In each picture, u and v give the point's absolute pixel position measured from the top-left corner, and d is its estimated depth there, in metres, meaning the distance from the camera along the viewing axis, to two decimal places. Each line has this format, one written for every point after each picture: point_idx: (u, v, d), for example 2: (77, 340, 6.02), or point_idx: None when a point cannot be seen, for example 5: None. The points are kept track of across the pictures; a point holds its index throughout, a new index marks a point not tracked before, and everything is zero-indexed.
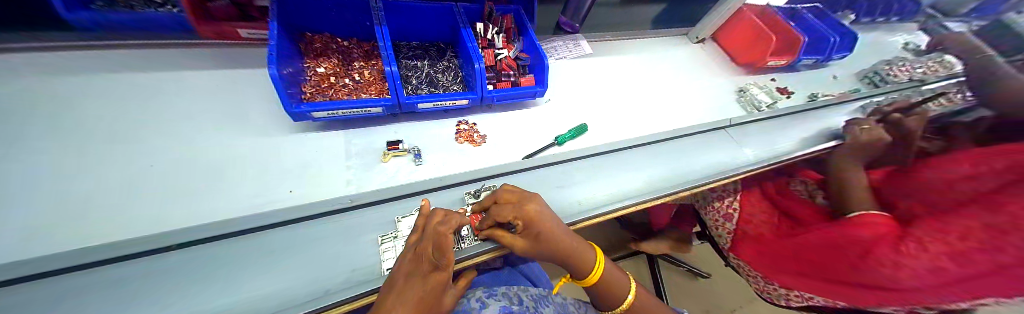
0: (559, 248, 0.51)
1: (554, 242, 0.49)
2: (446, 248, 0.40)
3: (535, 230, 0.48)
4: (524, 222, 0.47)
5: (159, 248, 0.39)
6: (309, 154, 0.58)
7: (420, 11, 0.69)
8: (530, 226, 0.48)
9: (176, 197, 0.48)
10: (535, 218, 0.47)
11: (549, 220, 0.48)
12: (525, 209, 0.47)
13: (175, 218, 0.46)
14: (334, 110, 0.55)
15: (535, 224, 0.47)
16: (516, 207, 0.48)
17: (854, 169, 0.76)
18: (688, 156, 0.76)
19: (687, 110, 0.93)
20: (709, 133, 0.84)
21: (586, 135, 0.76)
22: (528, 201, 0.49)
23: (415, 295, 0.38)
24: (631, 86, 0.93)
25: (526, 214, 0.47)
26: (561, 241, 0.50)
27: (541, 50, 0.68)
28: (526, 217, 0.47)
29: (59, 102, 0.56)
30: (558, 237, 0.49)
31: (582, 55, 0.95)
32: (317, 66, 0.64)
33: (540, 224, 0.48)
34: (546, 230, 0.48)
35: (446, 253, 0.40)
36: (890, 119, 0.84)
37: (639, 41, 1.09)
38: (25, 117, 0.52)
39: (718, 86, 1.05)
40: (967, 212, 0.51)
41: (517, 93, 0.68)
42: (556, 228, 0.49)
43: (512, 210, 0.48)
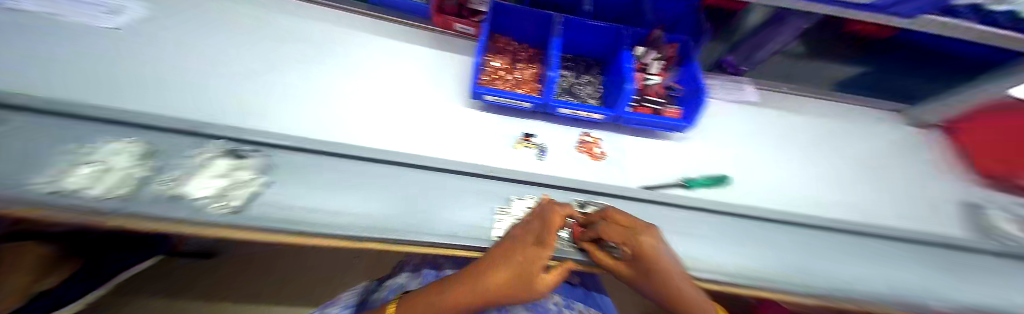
0: (667, 293, 0.45)
1: (666, 284, 0.44)
2: (549, 231, 0.44)
3: (645, 265, 0.44)
4: (632, 250, 0.45)
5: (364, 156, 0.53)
6: (464, 122, 0.70)
7: (589, 30, 0.75)
8: (640, 259, 0.44)
9: (379, 126, 0.66)
10: (646, 253, 0.43)
11: (663, 260, 0.43)
12: (638, 240, 0.44)
13: (375, 140, 0.63)
14: (498, 96, 0.65)
15: (645, 257, 0.44)
16: (626, 232, 0.46)
17: None
18: (858, 262, 0.58)
19: (864, 203, 0.72)
20: (906, 243, 0.62)
21: (720, 191, 0.67)
22: (642, 232, 0.45)
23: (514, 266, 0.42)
24: (787, 152, 0.77)
25: (637, 244, 0.44)
26: (674, 287, 0.44)
27: (701, 85, 0.62)
28: (637, 249, 0.44)
29: (326, 36, 0.80)
30: (671, 280, 0.44)
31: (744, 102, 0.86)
32: (493, 60, 0.76)
33: (653, 260, 0.43)
34: (657, 269, 0.43)
35: (550, 230, 0.44)
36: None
37: (810, 104, 0.91)
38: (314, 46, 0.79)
39: (922, 188, 0.78)
40: None
41: (655, 122, 0.65)
42: (670, 271, 0.44)
43: (621, 234, 0.46)
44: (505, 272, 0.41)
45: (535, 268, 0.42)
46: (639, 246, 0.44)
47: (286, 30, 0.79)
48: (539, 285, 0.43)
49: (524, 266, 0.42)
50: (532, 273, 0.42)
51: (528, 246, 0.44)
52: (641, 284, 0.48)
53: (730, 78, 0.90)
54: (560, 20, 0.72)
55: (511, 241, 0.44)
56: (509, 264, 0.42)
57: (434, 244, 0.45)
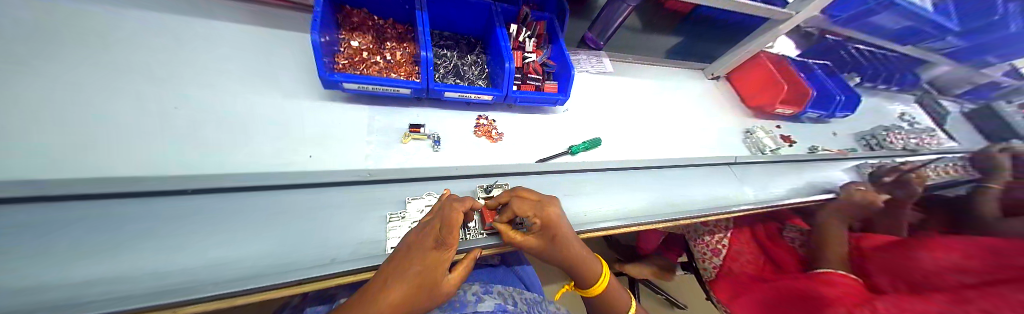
0: (568, 253, 0.50)
1: (566, 246, 0.49)
2: (454, 233, 0.41)
3: (550, 232, 0.48)
4: (541, 222, 0.46)
5: (176, 190, 0.40)
6: (334, 121, 0.59)
7: (459, 4, 0.70)
8: (548, 227, 0.47)
9: (198, 141, 0.48)
10: (552, 220, 0.46)
11: (566, 224, 0.48)
12: (546, 209, 0.47)
13: (194, 163, 0.46)
14: (362, 83, 0.55)
15: (551, 225, 0.47)
16: (536, 205, 0.47)
17: (833, 226, 0.78)
18: (689, 187, 0.77)
19: (693, 141, 0.96)
20: (714, 167, 0.86)
21: (599, 149, 0.78)
22: (549, 203, 0.48)
23: (414, 278, 0.39)
24: (646, 110, 0.95)
25: (546, 214, 0.46)
26: (571, 247, 0.49)
27: (569, 59, 0.69)
28: (545, 218, 0.46)
29: (87, 36, 0.55)
30: (572, 241, 0.49)
31: (606, 72, 0.98)
32: (352, 40, 0.64)
33: (559, 225, 0.47)
34: (561, 234, 0.47)
35: (451, 233, 0.41)
36: (882, 182, 0.87)
37: (660, 69, 1.13)
38: (59, 41, 0.53)
39: (727, 124, 1.09)
40: (932, 297, 0.50)
41: (538, 97, 0.69)
42: (569, 236, 0.49)
43: (531, 208, 0.46)
44: (406, 284, 0.38)
45: (438, 273, 0.41)
46: (549, 215, 0.46)
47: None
48: (444, 287, 0.42)
49: (425, 273, 0.40)
50: (437, 278, 0.41)
51: (430, 251, 0.42)
52: (548, 251, 0.51)
53: (594, 51, 1.03)
54: None
55: (408, 251, 0.41)
56: (408, 276, 0.39)
57: (302, 282, 0.38)
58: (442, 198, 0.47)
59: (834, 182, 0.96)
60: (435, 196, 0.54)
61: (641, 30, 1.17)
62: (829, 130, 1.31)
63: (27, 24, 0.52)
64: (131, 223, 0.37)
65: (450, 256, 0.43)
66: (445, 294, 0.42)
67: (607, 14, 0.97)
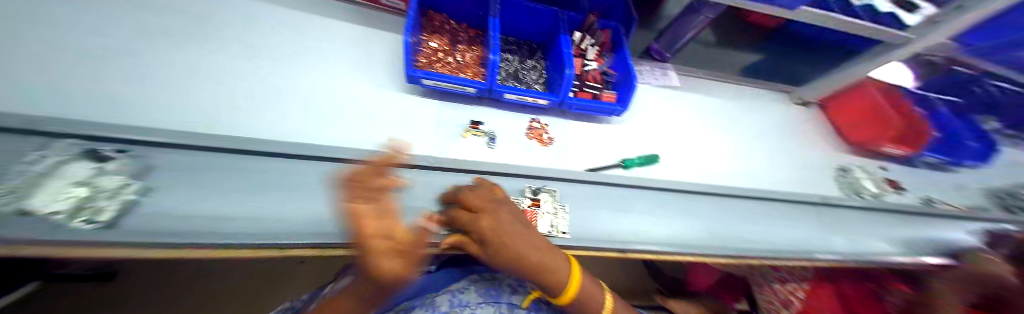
0: (523, 275, 0.43)
1: (513, 265, 0.42)
2: (468, 216, 0.42)
3: (493, 245, 0.41)
4: (478, 232, 0.41)
5: None
6: (406, 110, 0.65)
7: (529, 11, 0.73)
8: (489, 240, 0.41)
9: (304, 118, 0.57)
10: (486, 230, 0.40)
11: (506, 234, 0.41)
12: (481, 218, 0.41)
13: (298, 134, 0.55)
14: (437, 81, 0.61)
15: (490, 239, 0.41)
16: (471, 216, 0.41)
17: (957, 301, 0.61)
18: (760, 223, 0.68)
19: (767, 173, 0.84)
20: (795, 205, 0.75)
21: (655, 166, 0.73)
22: (483, 216, 0.41)
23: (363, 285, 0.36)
24: (711, 132, 0.87)
25: (477, 225, 0.40)
26: (529, 268, 0.42)
27: (631, 68, 0.66)
28: (477, 227, 0.41)
29: (229, 16, 0.67)
30: (516, 263, 0.41)
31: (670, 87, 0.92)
32: (430, 41, 0.71)
33: (494, 242, 0.41)
34: (503, 250, 0.41)
35: (480, 217, 0.41)
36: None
37: (731, 89, 1.03)
38: (212, 21, 0.64)
39: (812, 158, 0.94)
40: None
41: (597, 107, 0.67)
42: (516, 249, 0.41)
43: (468, 216, 0.42)
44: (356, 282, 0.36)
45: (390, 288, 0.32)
46: (479, 229, 0.41)
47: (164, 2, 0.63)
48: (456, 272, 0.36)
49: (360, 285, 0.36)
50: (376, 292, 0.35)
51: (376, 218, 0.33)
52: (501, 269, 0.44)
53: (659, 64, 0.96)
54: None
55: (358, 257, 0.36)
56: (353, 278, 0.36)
57: (372, 246, 0.40)
58: (476, 181, 0.48)
59: (959, 246, 0.77)
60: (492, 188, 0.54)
61: (713, 45, 1.07)
62: (951, 182, 1.07)
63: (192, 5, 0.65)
64: None
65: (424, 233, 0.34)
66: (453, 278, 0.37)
67: (682, 23, 0.90)
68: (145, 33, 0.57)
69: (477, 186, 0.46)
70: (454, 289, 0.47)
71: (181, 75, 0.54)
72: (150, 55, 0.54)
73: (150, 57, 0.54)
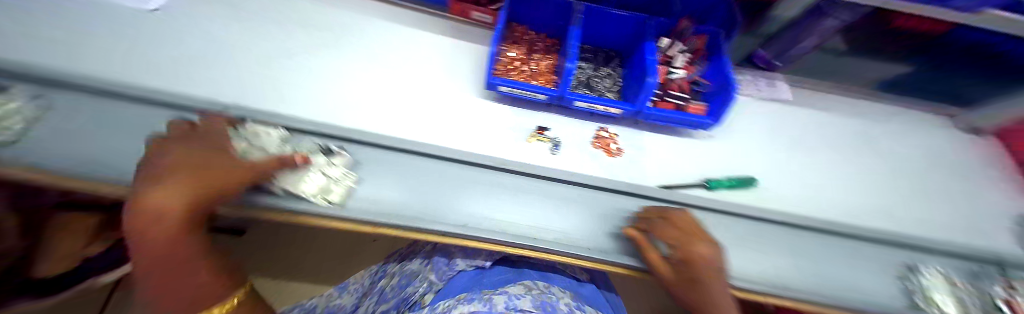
0: (703, 303, 0.42)
1: (703, 293, 0.42)
2: (689, 255, 0.43)
3: (689, 272, 0.43)
4: (683, 256, 0.44)
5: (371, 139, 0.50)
6: (480, 111, 0.68)
7: (613, 18, 0.70)
8: (695, 264, 0.43)
9: (395, 113, 0.63)
10: (694, 258, 0.43)
11: (714, 273, 0.42)
12: (701, 243, 0.44)
13: (391, 129, 0.60)
14: (516, 88, 0.64)
15: (705, 274, 0.42)
16: (693, 238, 0.45)
17: None
18: (896, 279, 0.53)
19: (913, 217, 0.65)
20: (956, 263, 0.57)
21: (745, 191, 0.62)
22: (697, 242, 0.44)
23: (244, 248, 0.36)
24: (826, 157, 0.71)
25: (697, 249, 0.44)
26: (714, 297, 0.41)
27: (732, 77, 0.58)
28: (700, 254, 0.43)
29: (341, 18, 0.76)
30: (703, 289, 0.42)
31: (781, 101, 0.80)
32: (509, 50, 0.74)
33: (697, 274, 0.43)
34: (701, 276, 0.42)
35: (691, 243, 0.44)
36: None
37: (854, 106, 0.84)
38: (328, 25, 0.74)
39: (984, 205, 0.71)
40: None
41: (681, 119, 0.61)
42: (713, 281, 0.42)
43: (678, 233, 0.46)
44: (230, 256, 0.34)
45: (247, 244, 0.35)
46: (708, 258, 0.43)
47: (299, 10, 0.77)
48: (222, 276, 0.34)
49: None
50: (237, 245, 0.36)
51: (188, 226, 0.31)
52: (674, 290, 0.45)
53: (761, 75, 0.85)
54: (579, 8, 0.68)
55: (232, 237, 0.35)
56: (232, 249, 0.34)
57: (449, 235, 0.43)
58: (661, 211, 0.50)
59: None
60: (567, 196, 0.53)
61: (847, 53, 0.85)
62: None
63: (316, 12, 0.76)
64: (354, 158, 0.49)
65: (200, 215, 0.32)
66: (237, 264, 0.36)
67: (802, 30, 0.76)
68: (287, 36, 0.70)
69: (659, 217, 0.49)
70: (510, 294, 0.47)
71: (309, 72, 0.65)
72: (288, 54, 0.67)
73: (288, 55, 0.67)
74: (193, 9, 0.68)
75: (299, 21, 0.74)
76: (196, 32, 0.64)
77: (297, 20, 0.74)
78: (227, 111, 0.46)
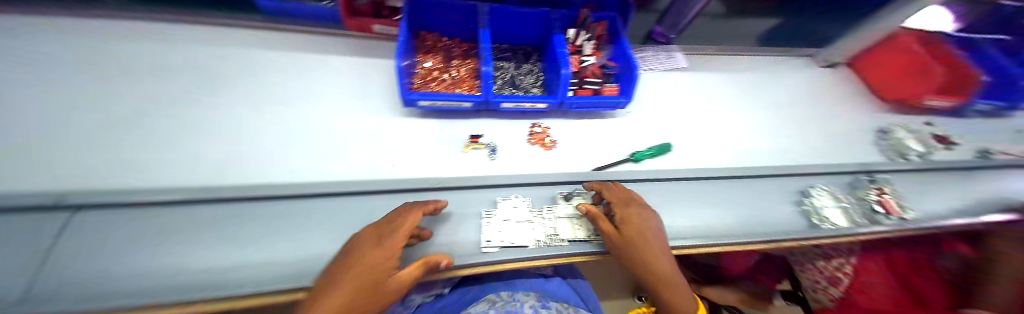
0: (652, 261, 0.42)
1: (650, 250, 0.42)
2: (630, 214, 0.45)
3: (635, 232, 0.43)
4: (625, 216, 0.44)
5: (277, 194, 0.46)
6: (406, 132, 0.64)
7: (520, 16, 0.70)
8: (638, 223, 0.44)
9: (307, 155, 0.57)
10: (635, 215, 0.44)
11: (655, 228, 0.44)
12: (635, 204, 0.47)
13: (303, 173, 0.54)
14: (436, 101, 0.60)
15: (646, 230, 0.43)
16: (625, 201, 0.48)
17: None
18: (797, 204, 0.62)
19: (799, 146, 0.78)
20: (834, 178, 0.69)
21: (669, 156, 0.68)
22: (632, 202, 0.47)
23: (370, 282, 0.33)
24: (727, 111, 0.81)
25: (633, 208, 0.45)
26: (658, 251, 0.42)
27: (633, 57, 0.62)
28: (638, 212, 0.45)
29: (235, 63, 0.69)
30: (650, 245, 0.42)
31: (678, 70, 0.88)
32: (425, 61, 0.71)
33: (641, 232, 0.43)
34: (645, 233, 0.43)
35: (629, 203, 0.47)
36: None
37: (744, 60, 0.97)
38: (216, 75, 0.66)
39: (846, 124, 0.87)
40: None
41: (599, 102, 0.64)
42: (656, 235, 0.43)
43: (616, 200, 0.48)
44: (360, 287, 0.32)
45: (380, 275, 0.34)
46: (646, 214, 0.45)
47: (174, 63, 0.67)
48: (390, 284, 0.34)
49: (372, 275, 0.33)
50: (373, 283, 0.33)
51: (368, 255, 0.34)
52: (624, 257, 0.43)
53: (663, 46, 0.92)
54: (485, 10, 0.67)
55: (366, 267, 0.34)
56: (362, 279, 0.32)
57: None
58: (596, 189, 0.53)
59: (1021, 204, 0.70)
60: (508, 200, 0.51)
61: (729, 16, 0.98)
62: (1010, 129, 1.00)
63: (208, 59, 0.69)
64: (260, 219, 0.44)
65: (372, 266, 0.33)
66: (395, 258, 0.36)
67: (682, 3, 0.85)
68: (158, 97, 0.60)
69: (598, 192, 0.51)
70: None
71: (193, 132, 0.56)
72: (163, 117, 0.57)
73: (162, 118, 0.57)
74: (23, 80, 0.56)
75: (175, 77, 0.64)
76: (29, 108, 0.53)
77: (173, 76, 0.64)
78: (63, 202, 0.38)
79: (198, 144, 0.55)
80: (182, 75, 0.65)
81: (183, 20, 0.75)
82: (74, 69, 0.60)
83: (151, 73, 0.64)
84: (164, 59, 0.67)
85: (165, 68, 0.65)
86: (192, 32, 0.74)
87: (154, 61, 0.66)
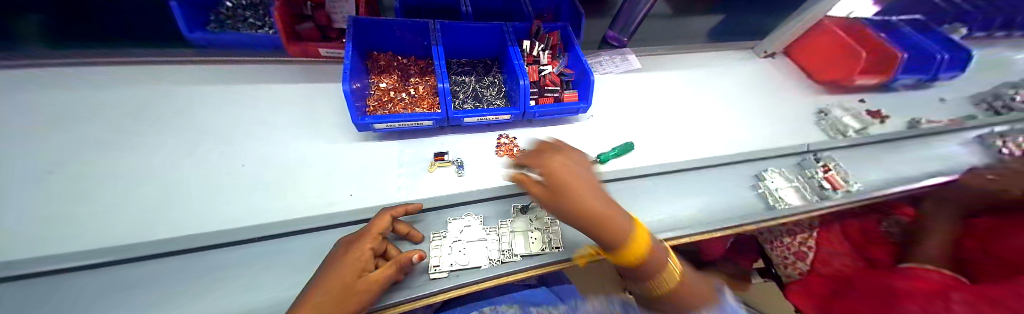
0: (588, 215, 0.35)
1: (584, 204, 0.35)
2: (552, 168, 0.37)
3: (563, 187, 0.36)
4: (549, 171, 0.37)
5: (219, 242, 0.42)
6: (367, 157, 0.61)
7: (473, 31, 0.71)
8: (565, 175, 0.36)
9: (256, 193, 0.53)
10: (562, 169, 0.37)
11: (584, 178, 0.37)
12: (562, 156, 0.39)
13: (253, 212, 0.50)
14: (392, 122, 0.58)
15: (575, 182, 0.36)
16: (553, 153, 0.40)
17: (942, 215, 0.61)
18: (753, 188, 0.66)
19: (750, 133, 0.83)
20: (783, 159, 0.74)
21: (632, 155, 0.70)
22: (560, 154, 0.39)
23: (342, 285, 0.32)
24: (683, 105, 0.85)
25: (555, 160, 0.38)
26: (593, 203, 0.35)
27: (586, 64, 0.65)
28: (563, 165, 0.37)
29: (171, 106, 0.65)
30: (582, 199, 0.35)
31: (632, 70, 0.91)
32: (380, 81, 0.69)
33: (568, 185, 0.36)
34: (572, 185, 0.35)
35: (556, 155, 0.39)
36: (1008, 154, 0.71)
37: (695, 56, 1.03)
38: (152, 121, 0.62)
39: (791, 108, 0.94)
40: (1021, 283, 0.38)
41: (560, 109, 0.66)
42: (587, 186, 0.36)
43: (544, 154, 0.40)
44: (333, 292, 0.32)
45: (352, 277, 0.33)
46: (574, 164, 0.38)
47: (104, 112, 0.62)
48: (362, 283, 0.33)
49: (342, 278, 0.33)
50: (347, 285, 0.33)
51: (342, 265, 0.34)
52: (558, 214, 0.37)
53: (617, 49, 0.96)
54: (435, 27, 0.66)
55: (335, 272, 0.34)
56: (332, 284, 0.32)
57: None
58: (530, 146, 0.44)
59: (946, 165, 0.78)
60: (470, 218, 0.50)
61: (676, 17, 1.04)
62: (931, 96, 1.11)
63: (147, 103, 0.65)
64: (198, 273, 0.39)
65: (345, 273, 0.33)
66: (367, 261, 0.35)
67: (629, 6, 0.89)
68: (85, 149, 0.55)
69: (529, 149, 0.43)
70: None
71: (126, 184, 0.52)
72: (87, 170, 0.52)
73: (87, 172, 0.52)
74: None
75: (105, 127, 0.59)
76: None
77: (102, 126, 0.59)
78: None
79: (130, 196, 0.50)
80: (112, 124, 0.60)
81: (117, 65, 0.71)
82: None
83: (75, 125, 0.58)
84: (90, 109, 0.62)
85: (93, 117, 0.60)
86: (125, 75, 0.69)
87: (81, 111, 0.61)
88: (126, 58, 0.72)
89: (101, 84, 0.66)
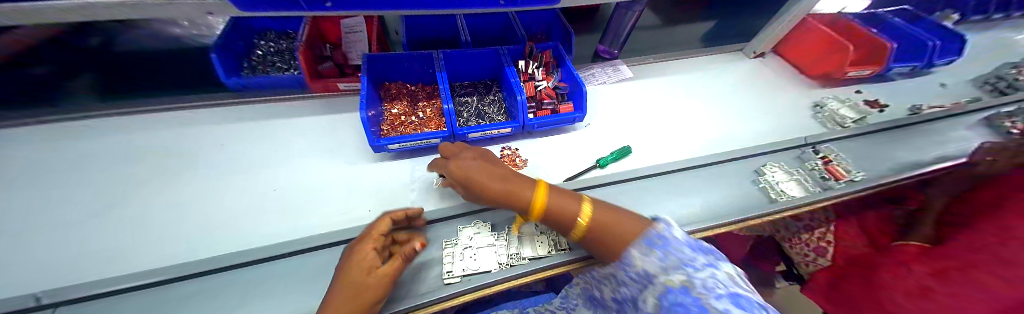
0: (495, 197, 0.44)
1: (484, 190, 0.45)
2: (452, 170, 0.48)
3: (466, 180, 0.47)
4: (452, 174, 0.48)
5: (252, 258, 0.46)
6: (382, 176, 0.67)
7: (472, 56, 0.78)
8: (463, 173, 0.47)
9: (285, 214, 0.58)
10: (454, 171, 0.48)
11: (474, 170, 0.46)
12: (456, 160, 0.49)
13: (283, 232, 0.56)
14: (403, 142, 0.64)
15: (468, 176, 0.46)
16: (454, 159, 0.50)
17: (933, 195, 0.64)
18: (754, 182, 0.67)
19: (745, 129, 0.86)
20: (781, 152, 0.75)
21: (630, 159, 0.73)
22: (453, 159, 0.50)
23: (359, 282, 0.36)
24: (677, 108, 0.89)
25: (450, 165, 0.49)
26: (490, 186, 0.44)
27: (578, 77, 0.71)
28: (457, 167, 0.48)
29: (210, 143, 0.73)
30: (482, 186, 0.45)
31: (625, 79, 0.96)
32: (391, 108, 0.76)
33: (464, 179, 0.47)
34: (472, 177, 0.46)
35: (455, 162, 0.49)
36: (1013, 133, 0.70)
37: (685, 61, 1.07)
38: (193, 156, 0.69)
39: (785, 103, 0.96)
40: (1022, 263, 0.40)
41: (557, 120, 0.71)
42: (481, 175, 0.46)
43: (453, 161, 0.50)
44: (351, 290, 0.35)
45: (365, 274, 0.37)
46: (467, 162, 0.48)
47: (154, 152, 0.70)
48: (374, 278, 0.37)
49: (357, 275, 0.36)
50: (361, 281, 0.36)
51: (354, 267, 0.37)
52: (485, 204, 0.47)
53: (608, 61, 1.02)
54: (439, 56, 0.75)
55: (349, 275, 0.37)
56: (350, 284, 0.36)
57: None
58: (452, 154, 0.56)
59: (953, 147, 0.77)
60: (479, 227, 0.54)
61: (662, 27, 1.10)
62: (931, 82, 1.12)
63: (188, 141, 0.73)
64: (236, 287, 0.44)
65: (359, 272, 0.36)
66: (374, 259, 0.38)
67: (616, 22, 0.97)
68: (140, 185, 0.63)
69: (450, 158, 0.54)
70: None
71: (173, 213, 0.58)
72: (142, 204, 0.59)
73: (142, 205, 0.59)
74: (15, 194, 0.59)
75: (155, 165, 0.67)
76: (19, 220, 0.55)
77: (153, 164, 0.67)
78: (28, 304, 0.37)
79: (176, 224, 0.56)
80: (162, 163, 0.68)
81: (164, 111, 0.80)
82: (63, 176, 0.64)
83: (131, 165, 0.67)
84: (143, 150, 0.70)
85: (146, 158, 0.69)
86: (172, 119, 0.79)
87: (137, 153, 0.70)
88: (171, 104, 0.82)
89: (152, 128, 0.76)
